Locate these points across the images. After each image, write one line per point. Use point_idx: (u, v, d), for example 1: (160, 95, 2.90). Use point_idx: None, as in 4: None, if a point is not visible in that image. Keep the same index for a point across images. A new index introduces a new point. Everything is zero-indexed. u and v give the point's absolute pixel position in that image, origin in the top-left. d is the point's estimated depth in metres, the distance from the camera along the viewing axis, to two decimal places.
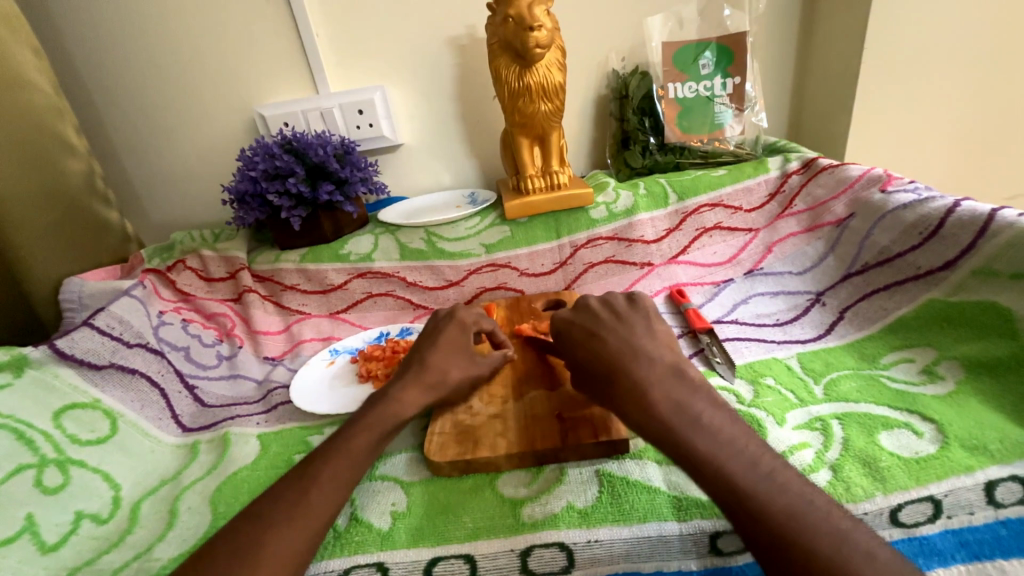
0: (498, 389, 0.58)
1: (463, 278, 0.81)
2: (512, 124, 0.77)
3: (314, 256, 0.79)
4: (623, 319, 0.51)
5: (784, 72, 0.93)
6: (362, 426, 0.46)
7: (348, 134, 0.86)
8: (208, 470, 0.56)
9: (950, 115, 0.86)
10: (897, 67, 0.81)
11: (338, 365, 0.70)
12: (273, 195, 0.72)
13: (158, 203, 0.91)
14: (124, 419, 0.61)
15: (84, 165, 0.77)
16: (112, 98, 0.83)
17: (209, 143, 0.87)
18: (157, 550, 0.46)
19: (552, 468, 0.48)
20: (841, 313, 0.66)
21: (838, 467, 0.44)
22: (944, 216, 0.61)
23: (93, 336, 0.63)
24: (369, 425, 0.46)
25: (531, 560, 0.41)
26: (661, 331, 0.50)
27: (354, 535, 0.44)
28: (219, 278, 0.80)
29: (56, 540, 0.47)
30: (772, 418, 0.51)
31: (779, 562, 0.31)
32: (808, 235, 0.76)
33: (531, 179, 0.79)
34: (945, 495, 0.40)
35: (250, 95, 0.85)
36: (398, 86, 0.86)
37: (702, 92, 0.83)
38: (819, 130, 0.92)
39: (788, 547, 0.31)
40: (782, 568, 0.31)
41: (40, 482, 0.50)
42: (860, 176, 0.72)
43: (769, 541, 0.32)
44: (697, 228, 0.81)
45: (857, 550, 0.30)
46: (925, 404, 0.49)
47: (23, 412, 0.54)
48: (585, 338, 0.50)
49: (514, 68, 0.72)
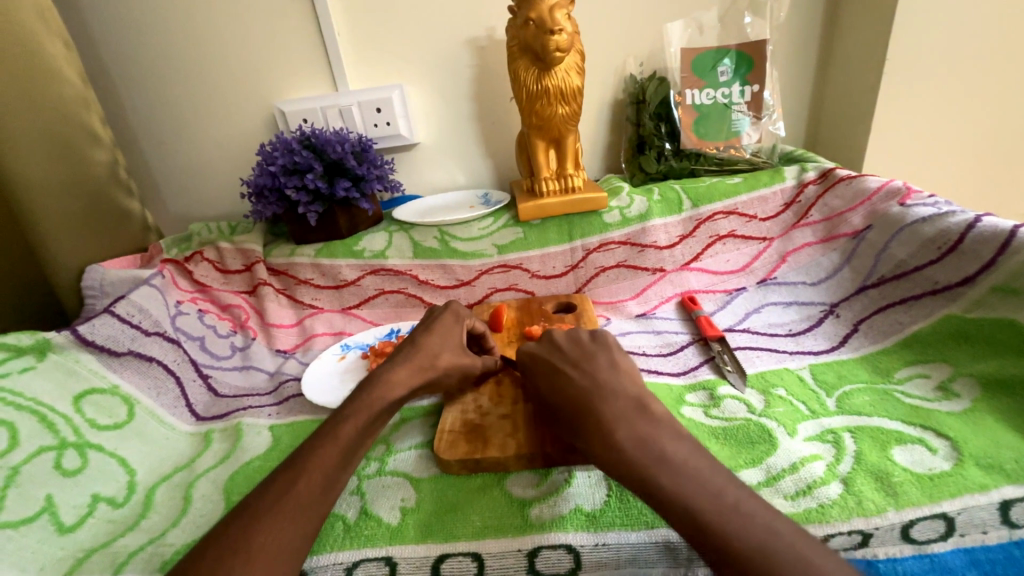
0: (507, 390, 0.59)
1: (474, 278, 0.82)
2: (529, 126, 0.77)
3: (329, 251, 0.80)
4: (584, 353, 0.50)
5: (803, 82, 0.92)
6: (352, 410, 0.46)
7: (365, 131, 0.87)
8: (221, 459, 0.56)
9: (973, 132, 0.85)
10: (920, 78, 0.80)
11: (349, 359, 0.71)
12: (291, 190, 0.73)
13: (178, 195, 0.92)
14: (141, 405, 0.62)
15: (108, 155, 0.78)
16: (137, 90, 0.85)
17: (229, 137, 0.88)
18: (170, 536, 0.47)
19: (560, 470, 0.49)
20: (855, 325, 0.66)
21: (850, 481, 0.44)
22: (965, 231, 0.60)
23: (113, 323, 0.64)
24: (359, 406, 0.47)
25: (538, 561, 0.41)
26: (622, 366, 0.48)
27: (363, 529, 0.44)
28: (235, 271, 0.81)
29: (73, 522, 0.48)
30: (783, 429, 0.50)
31: None
32: (824, 246, 0.76)
33: (545, 181, 0.80)
34: (958, 513, 0.39)
35: (271, 92, 0.86)
36: (416, 86, 0.87)
37: (719, 99, 0.83)
38: (837, 139, 0.91)
39: None
40: None
41: (59, 464, 0.51)
42: (879, 188, 0.71)
43: None
44: (710, 235, 0.81)
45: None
46: (939, 421, 0.48)
47: (46, 394, 0.56)
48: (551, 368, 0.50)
49: (533, 71, 0.73)
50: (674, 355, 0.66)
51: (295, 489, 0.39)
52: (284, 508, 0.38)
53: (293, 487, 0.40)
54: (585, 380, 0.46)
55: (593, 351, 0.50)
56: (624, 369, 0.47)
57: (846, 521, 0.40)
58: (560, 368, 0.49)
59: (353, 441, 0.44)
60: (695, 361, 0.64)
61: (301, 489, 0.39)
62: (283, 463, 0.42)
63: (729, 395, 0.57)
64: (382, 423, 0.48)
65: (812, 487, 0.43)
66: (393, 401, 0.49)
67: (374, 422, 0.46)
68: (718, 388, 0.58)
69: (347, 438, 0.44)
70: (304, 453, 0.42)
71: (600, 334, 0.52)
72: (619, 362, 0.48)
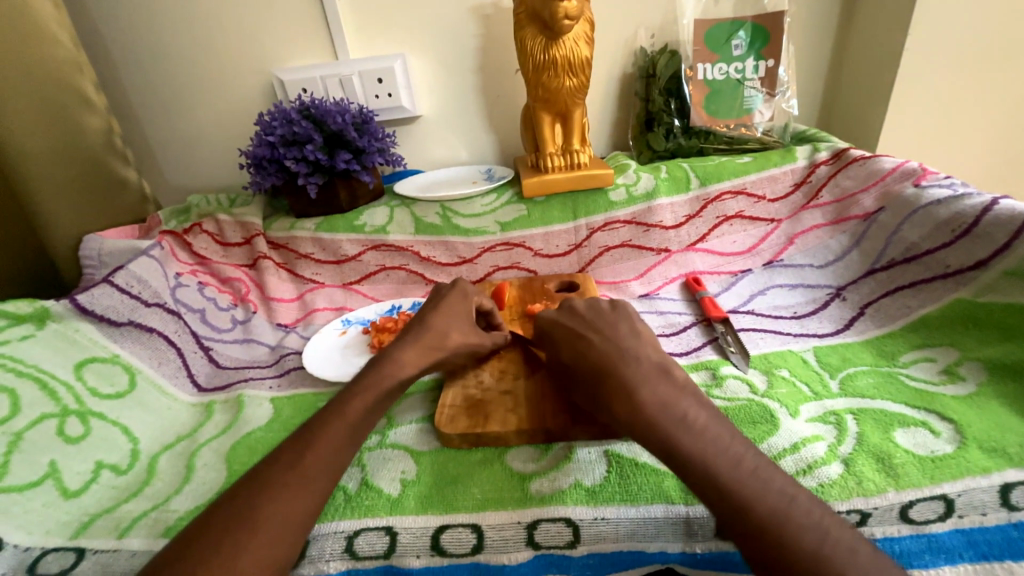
0: (509, 366, 0.58)
1: (476, 255, 0.81)
2: (535, 99, 0.75)
3: (329, 225, 0.79)
4: (606, 323, 0.50)
5: (820, 57, 0.89)
6: (361, 386, 0.46)
7: (366, 102, 0.85)
8: (222, 429, 0.57)
9: (994, 112, 0.82)
10: (942, 55, 0.77)
11: (350, 334, 0.71)
12: (290, 161, 0.72)
13: (175, 166, 0.90)
14: (142, 375, 0.62)
15: (103, 122, 0.76)
16: (131, 55, 0.82)
17: (226, 107, 0.86)
18: (173, 502, 0.47)
19: (560, 446, 0.49)
20: (862, 308, 0.65)
21: (851, 461, 0.44)
22: (980, 214, 0.59)
23: (112, 293, 0.64)
24: (369, 383, 0.47)
25: (537, 533, 0.41)
26: (644, 337, 0.48)
27: (364, 499, 0.45)
28: (235, 243, 0.80)
29: (77, 487, 0.49)
30: (785, 409, 0.50)
31: (783, 563, 0.31)
32: (833, 228, 0.75)
33: (550, 157, 0.78)
34: (958, 495, 0.39)
35: (269, 60, 0.83)
36: (418, 56, 0.84)
37: (732, 74, 0.80)
38: (852, 119, 0.89)
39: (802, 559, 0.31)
40: (785, 567, 0.31)
41: (62, 431, 0.52)
42: (893, 169, 0.70)
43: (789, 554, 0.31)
44: (718, 215, 0.79)
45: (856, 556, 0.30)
46: (944, 404, 0.48)
47: (46, 362, 0.56)
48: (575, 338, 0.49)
49: (540, 40, 0.70)
50: (677, 335, 0.66)
51: (303, 461, 0.40)
52: (292, 479, 0.39)
53: (302, 460, 0.40)
54: (591, 359, 0.46)
55: (615, 322, 0.50)
56: (642, 339, 0.48)
57: (845, 501, 0.40)
58: (583, 336, 0.49)
59: (360, 416, 0.44)
60: (698, 341, 0.64)
61: (310, 461, 0.40)
62: (291, 436, 0.42)
63: (732, 375, 0.56)
64: (390, 401, 0.47)
65: (813, 467, 0.43)
66: (404, 378, 0.49)
67: (383, 399, 0.46)
68: (720, 368, 0.58)
69: (355, 414, 0.44)
70: (313, 426, 0.42)
71: (621, 305, 0.52)
72: (642, 333, 0.48)
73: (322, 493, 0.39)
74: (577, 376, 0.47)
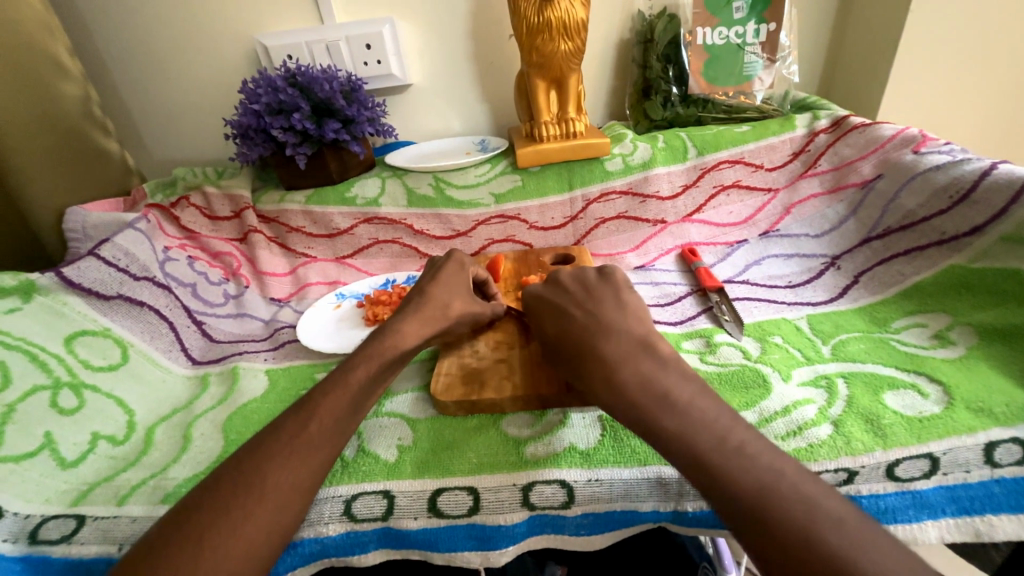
0: (504, 336, 0.58)
1: (471, 228, 0.80)
2: (529, 65, 0.73)
3: (320, 198, 0.77)
4: (590, 296, 0.50)
5: (823, 21, 0.86)
6: (363, 356, 0.46)
7: (354, 70, 0.82)
8: (218, 401, 0.57)
9: (998, 76, 0.80)
10: (948, 17, 0.74)
11: (344, 308, 0.71)
12: (277, 131, 0.69)
13: (159, 138, 0.88)
14: (135, 348, 0.62)
15: (79, 90, 0.74)
16: (106, 20, 0.78)
17: (209, 76, 0.83)
18: (172, 471, 0.47)
19: (555, 412, 0.49)
20: (856, 277, 0.65)
21: (840, 423, 0.44)
22: (978, 179, 0.58)
23: (99, 267, 0.63)
24: (371, 354, 0.46)
25: (532, 494, 0.42)
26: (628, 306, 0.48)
27: (361, 465, 0.45)
28: (224, 217, 0.78)
29: (74, 458, 0.49)
30: (778, 374, 0.51)
31: (771, 522, 0.31)
32: (830, 197, 0.74)
33: (545, 125, 0.76)
34: (944, 453, 0.40)
35: (251, 25, 0.80)
36: (408, 20, 0.81)
37: (733, 39, 0.77)
38: (854, 86, 0.87)
39: (792, 519, 0.31)
40: (773, 525, 0.31)
41: (55, 403, 0.51)
42: (893, 135, 0.69)
43: (778, 513, 0.32)
44: (714, 185, 0.78)
45: (835, 512, 0.31)
46: (933, 367, 0.48)
47: (35, 335, 0.55)
48: (558, 314, 0.50)
49: (534, 1, 0.67)
50: (672, 305, 0.66)
51: (306, 431, 0.40)
52: (293, 446, 0.39)
53: (305, 429, 0.40)
54: (585, 329, 0.46)
55: (598, 292, 0.51)
56: (629, 308, 0.48)
57: (834, 460, 0.41)
58: (565, 309, 0.49)
59: (363, 386, 0.44)
60: (693, 310, 0.64)
61: (313, 431, 0.40)
62: (293, 406, 0.42)
63: (726, 343, 0.57)
64: (392, 372, 0.47)
65: (803, 428, 0.44)
66: (401, 348, 0.48)
67: (385, 370, 0.46)
68: (714, 336, 0.58)
69: (358, 384, 0.44)
70: (315, 396, 0.42)
71: (609, 273, 0.53)
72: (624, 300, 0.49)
73: (325, 462, 0.39)
74: (566, 346, 0.46)
